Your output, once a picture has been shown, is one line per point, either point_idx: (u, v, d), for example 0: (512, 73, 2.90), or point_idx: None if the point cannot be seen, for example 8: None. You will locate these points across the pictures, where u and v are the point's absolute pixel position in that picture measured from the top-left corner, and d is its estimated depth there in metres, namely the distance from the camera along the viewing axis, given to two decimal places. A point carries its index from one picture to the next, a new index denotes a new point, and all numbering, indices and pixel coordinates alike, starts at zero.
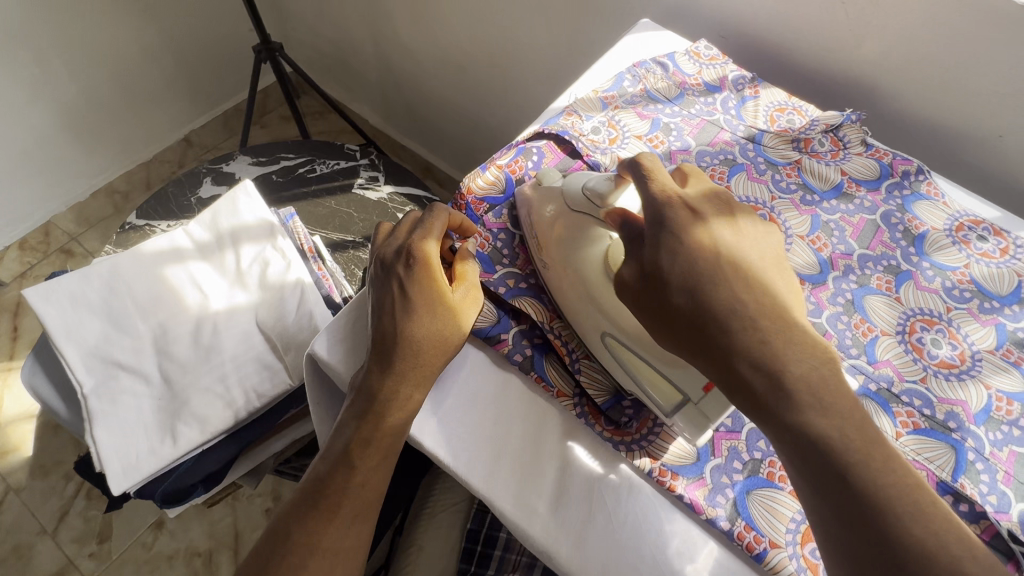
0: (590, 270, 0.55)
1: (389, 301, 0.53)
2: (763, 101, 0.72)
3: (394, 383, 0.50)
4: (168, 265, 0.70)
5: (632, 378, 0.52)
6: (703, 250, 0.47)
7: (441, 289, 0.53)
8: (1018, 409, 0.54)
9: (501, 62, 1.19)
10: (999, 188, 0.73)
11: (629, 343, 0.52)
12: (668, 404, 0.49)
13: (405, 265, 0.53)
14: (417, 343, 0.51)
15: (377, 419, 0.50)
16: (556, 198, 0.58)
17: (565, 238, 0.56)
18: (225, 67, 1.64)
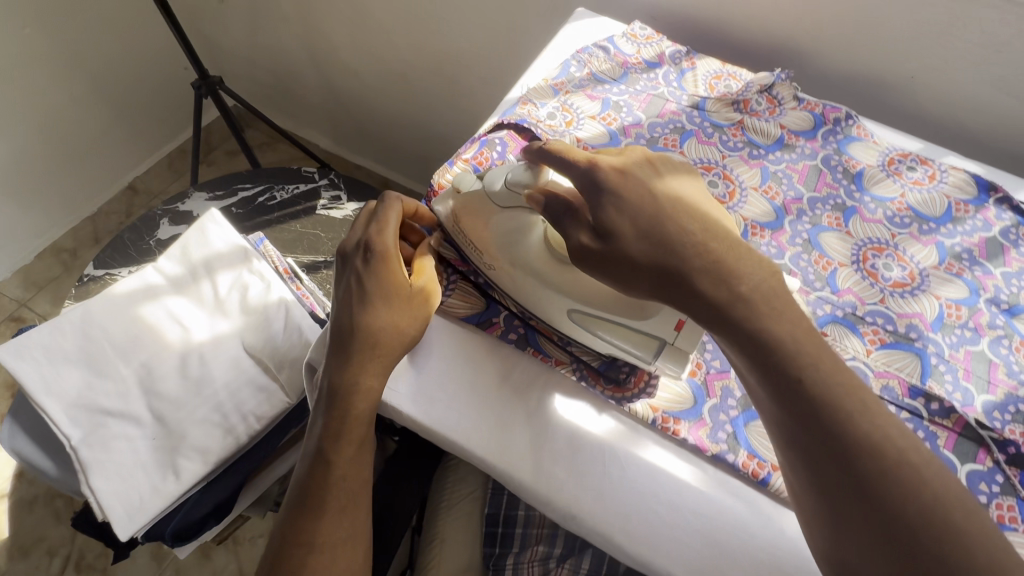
0: (533, 256, 0.55)
1: (349, 292, 0.53)
2: (700, 71, 0.77)
3: (354, 374, 0.50)
4: (142, 303, 0.69)
5: (610, 341, 0.53)
6: (644, 196, 0.47)
7: (399, 283, 0.53)
8: (966, 313, 0.60)
9: (446, 69, 1.22)
10: (918, 125, 0.80)
11: (595, 310, 0.53)
12: (649, 352, 0.52)
13: (363, 259, 0.53)
14: (375, 334, 0.51)
15: (344, 409, 0.50)
16: (483, 202, 0.57)
17: (503, 231, 0.56)
18: (163, 109, 1.60)
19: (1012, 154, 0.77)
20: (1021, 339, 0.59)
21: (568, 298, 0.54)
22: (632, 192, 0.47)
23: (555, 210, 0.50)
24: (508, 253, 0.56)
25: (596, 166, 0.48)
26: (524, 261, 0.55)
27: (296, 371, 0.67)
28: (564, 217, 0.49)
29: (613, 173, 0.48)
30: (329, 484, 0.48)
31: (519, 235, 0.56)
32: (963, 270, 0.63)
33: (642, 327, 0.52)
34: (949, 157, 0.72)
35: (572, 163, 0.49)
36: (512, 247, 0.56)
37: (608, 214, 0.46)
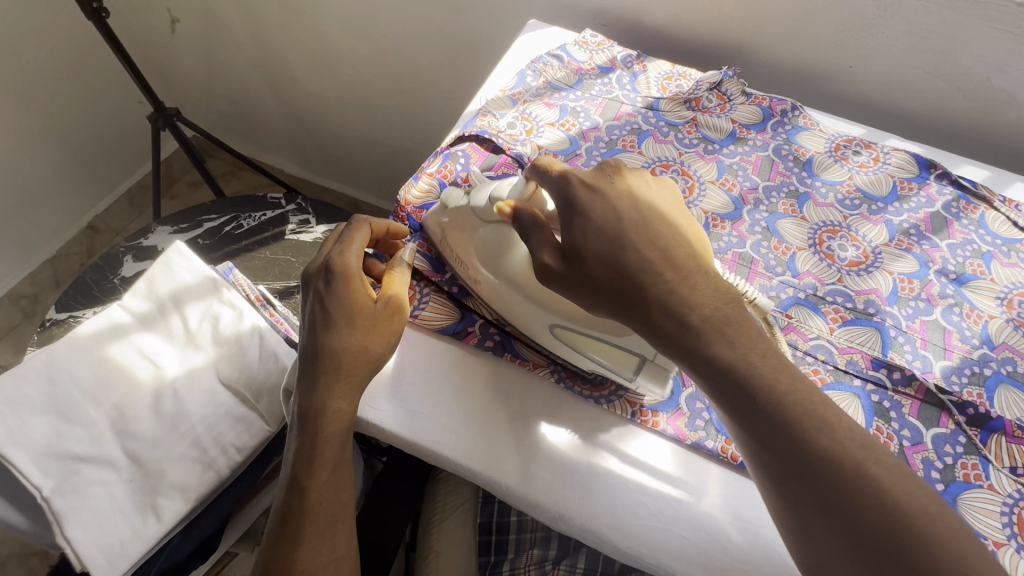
0: (518, 273, 0.56)
1: (313, 317, 0.52)
2: (652, 73, 0.80)
3: (321, 398, 0.49)
4: (110, 343, 0.68)
5: (595, 358, 0.53)
6: (608, 214, 0.48)
7: (361, 301, 0.52)
8: (918, 285, 0.63)
9: (407, 86, 1.23)
10: (859, 110, 0.84)
11: (578, 327, 0.54)
12: (630, 370, 0.52)
13: (325, 281, 0.52)
14: (339, 356, 0.50)
15: (314, 434, 0.49)
16: (470, 219, 0.58)
17: (488, 247, 0.57)
18: (119, 144, 1.56)
19: (949, 133, 0.81)
20: (970, 305, 0.63)
21: (550, 317, 0.55)
22: (600, 211, 0.48)
23: (525, 222, 0.51)
24: (493, 268, 0.56)
25: (564, 183, 0.50)
26: (510, 278, 0.56)
27: (274, 398, 0.67)
28: (532, 231, 0.51)
29: (581, 190, 0.49)
30: (304, 510, 0.47)
31: (504, 251, 0.57)
32: (912, 245, 0.67)
33: (621, 343, 0.53)
34: (891, 140, 0.77)
35: (547, 176, 0.52)
36: (496, 263, 0.56)
37: (572, 233, 0.48)
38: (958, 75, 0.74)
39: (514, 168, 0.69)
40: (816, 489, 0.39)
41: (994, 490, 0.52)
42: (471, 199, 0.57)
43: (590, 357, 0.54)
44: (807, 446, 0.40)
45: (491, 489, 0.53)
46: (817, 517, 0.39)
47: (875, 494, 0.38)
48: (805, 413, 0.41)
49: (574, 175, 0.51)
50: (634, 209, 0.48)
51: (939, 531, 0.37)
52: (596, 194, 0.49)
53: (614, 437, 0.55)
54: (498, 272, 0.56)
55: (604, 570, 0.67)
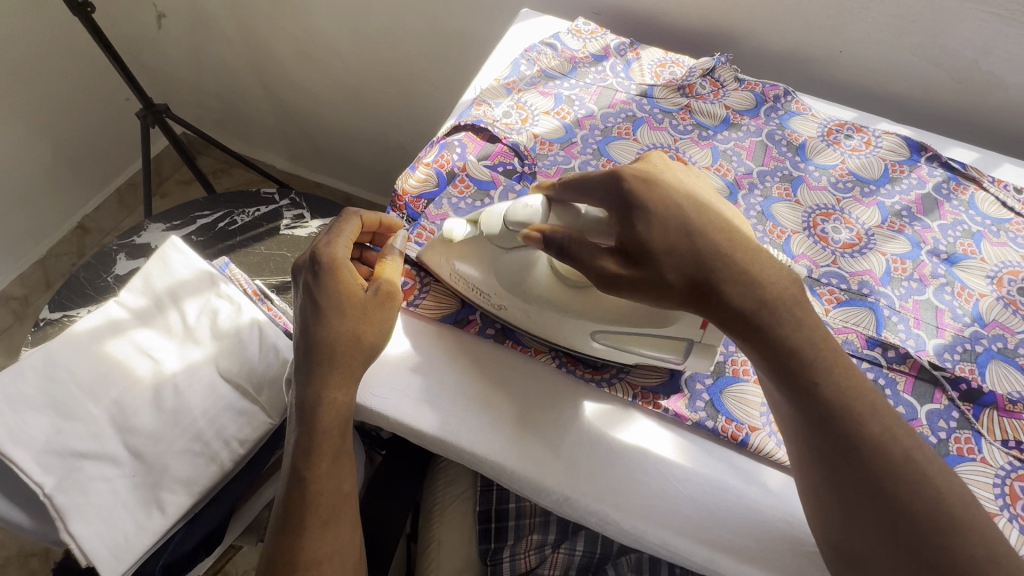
0: (544, 288, 0.55)
1: (303, 309, 0.51)
2: (645, 61, 0.80)
3: (315, 388, 0.49)
4: (107, 340, 0.67)
5: (635, 350, 0.54)
6: (670, 207, 0.46)
7: (350, 290, 0.51)
8: (911, 265, 0.65)
9: (399, 79, 1.22)
10: (849, 95, 0.85)
11: (611, 326, 0.53)
12: (680, 352, 0.53)
13: (313, 273, 0.52)
14: (330, 346, 0.49)
15: (311, 425, 0.48)
16: (484, 246, 0.55)
17: (505, 272, 0.55)
18: (106, 143, 1.54)
19: (938, 117, 0.82)
20: (961, 284, 0.64)
21: (589, 321, 0.54)
22: (659, 203, 0.47)
23: (559, 244, 0.49)
24: (518, 291, 0.55)
25: (618, 175, 0.48)
26: (536, 296, 0.55)
27: (275, 391, 0.66)
28: (576, 245, 0.48)
29: (638, 182, 0.47)
30: (305, 501, 0.47)
31: (527, 269, 0.55)
32: (904, 226, 0.68)
33: (666, 332, 0.53)
34: (881, 124, 0.77)
35: (597, 179, 0.49)
36: (521, 286, 0.55)
37: (635, 229, 0.46)
38: (946, 59, 0.75)
39: (511, 157, 0.69)
40: (864, 473, 0.43)
41: (987, 463, 0.53)
42: (483, 229, 0.54)
43: (630, 350, 0.54)
44: (862, 431, 0.43)
45: (495, 474, 0.54)
46: (862, 499, 0.42)
47: (896, 483, 0.42)
48: (861, 401, 0.44)
49: (624, 170, 0.49)
50: (692, 197, 0.48)
51: (976, 517, 0.41)
52: (654, 185, 0.47)
53: (615, 418, 0.56)
54: (524, 295, 0.55)
55: (603, 552, 0.66)
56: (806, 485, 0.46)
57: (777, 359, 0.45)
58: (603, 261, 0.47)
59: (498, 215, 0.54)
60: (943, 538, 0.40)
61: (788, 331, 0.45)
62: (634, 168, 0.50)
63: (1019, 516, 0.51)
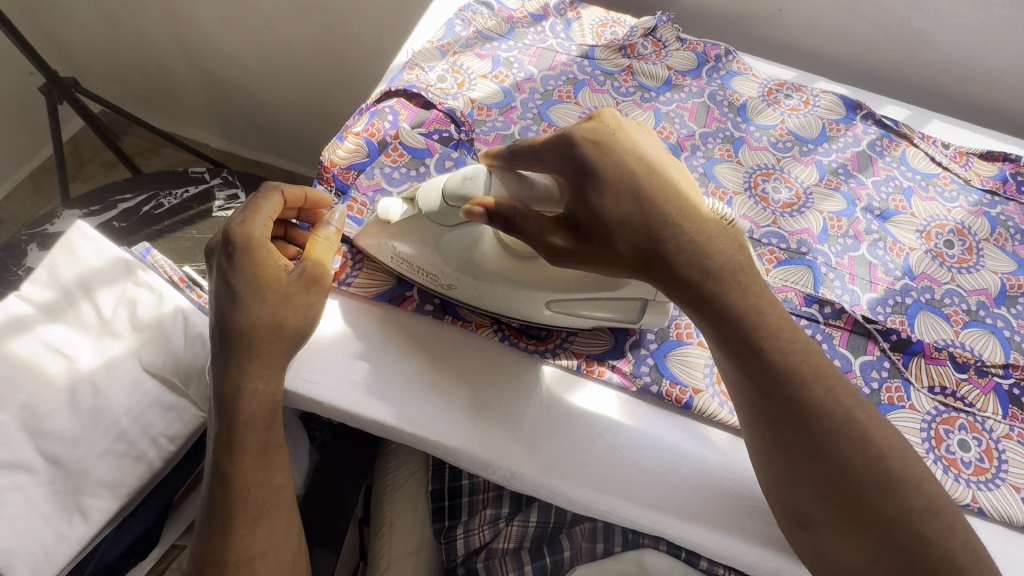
0: (492, 262, 0.53)
1: (218, 295, 0.48)
2: (586, 21, 0.78)
3: (235, 379, 0.45)
4: (10, 338, 0.61)
5: (591, 315, 0.54)
6: (622, 171, 0.45)
7: (270, 274, 0.47)
8: (846, 222, 0.66)
9: (334, 46, 1.15)
10: (788, 55, 0.85)
11: (570, 294, 0.52)
12: (633, 313, 0.54)
13: (228, 255, 0.48)
14: (249, 334, 0.46)
15: (232, 418, 0.45)
16: (420, 221, 0.52)
17: (448, 246, 0.53)
18: (10, 122, 1.39)
19: (872, 75, 0.84)
20: (893, 239, 0.65)
21: (543, 292, 0.52)
22: (608, 170, 0.45)
23: (506, 216, 0.46)
24: (464, 268, 0.53)
25: (570, 136, 0.46)
26: (484, 272, 0.53)
27: (204, 381, 0.63)
28: (522, 217, 0.46)
29: (589, 146, 0.46)
30: (231, 498, 0.44)
31: (471, 244, 0.53)
32: (840, 184, 0.69)
33: (621, 294, 0.52)
34: (819, 83, 0.78)
35: (548, 143, 0.47)
36: (469, 263, 0.53)
37: (587, 199, 0.45)
38: (880, 16, 0.76)
39: (447, 124, 0.66)
40: (805, 435, 0.44)
41: (915, 409, 0.56)
42: (420, 204, 0.51)
43: (584, 316, 0.54)
44: (788, 396, 0.43)
45: (441, 454, 0.52)
46: None
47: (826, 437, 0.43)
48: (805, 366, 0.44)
49: (575, 131, 0.47)
50: (644, 163, 0.46)
51: (905, 470, 0.42)
52: (604, 150, 0.46)
53: (560, 389, 0.55)
54: (474, 273, 0.53)
55: (557, 521, 0.65)
56: (757, 452, 0.46)
57: (728, 330, 0.45)
58: (551, 237, 0.46)
59: (435, 189, 0.50)
60: (880, 495, 0.42)
61: (733, 305, 0.45)
62: (585, 126, 0.47)
63: (943, 458, 0.53)
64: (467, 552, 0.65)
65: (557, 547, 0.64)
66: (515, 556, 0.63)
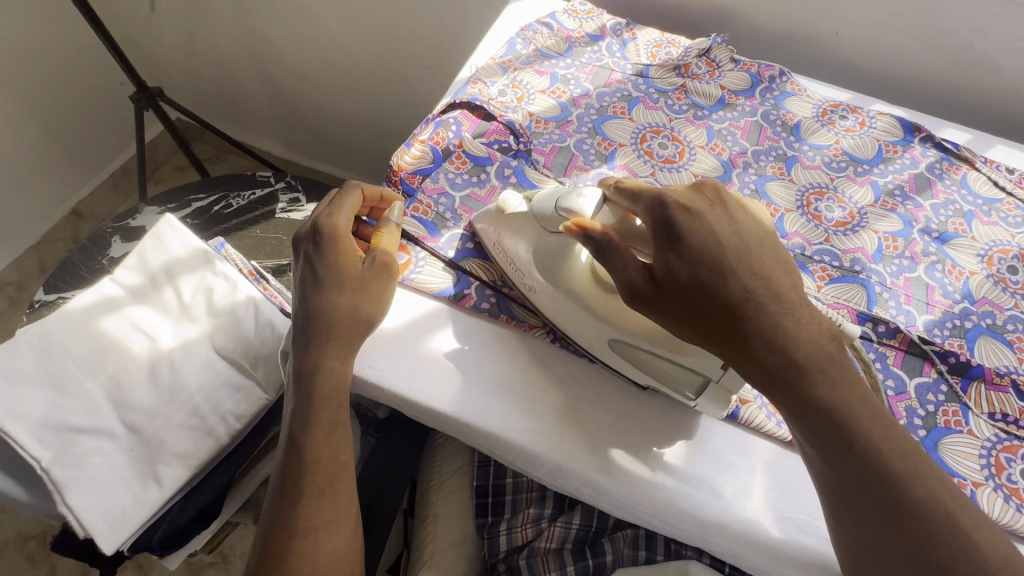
0: (577, 282, 0.55)
1: (304, 280, 0.52)
2: (642, 41, 0.80)
3: (314, 357, 0.49)
4: (102, 317, 0.67)
5: (652, 375, 0.53)
6: (709, 239, 0.46)
7: (350, 262, 0.52)
8: (902, 243, 0.65)
9: (395, 62, 1.22)
10: (845, 77, 0.85)
11: (637, 342, 0.53)
12: (693, 390, 0.52)
13: (314, 244, 0.53)
14: (328, 317, 0.50)
15: (309, 393, 0.49)
16: (531, 225, 0.56)
17: (545, 252, 0.55)
18: (99, 126, 1.53)
19: (931, 98, 0.83)
20: (952, 262, 0.64)
21: (609, 328, 0.53)
22: (698, 232, 0.46)
23: (598, 244, 0.49)
24: (553, 279, 0.55)
25: (662, 198, 0.47)
26: (568, 288, 0.55)
27: (271, 365, 0.67)
28: (612, 251, 0.48)
29: (681, 209, 0.47)
30: (303, 468, 0.47)
31: (565, 259, 0.55)
32: (896, 205, 0.68)
33: (686, 364, 0.51)
34: (876, 105, 0.78)
35: (640, 198, 0.49)
36: (555, 273, 0.55)
37: (667, 255, 0.46)
38: (940, 39, 0.76)
39: (506, 135, 0.69)
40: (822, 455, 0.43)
41: (973, 435, 0.54)
42: (534, 206, 0.55)
43: (650, 370, 0.53)
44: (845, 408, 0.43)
45: (491, 445, 0.55)
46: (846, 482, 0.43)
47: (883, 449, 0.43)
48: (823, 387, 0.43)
49: (672, 194, 0.48)
50: (737, 235, 0.47)
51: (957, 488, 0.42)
52: (695, 215, 0.46)
53: (609, 392, 0.57)
54: (555, 282, 0.55)
55: (599, 526, 0.65)
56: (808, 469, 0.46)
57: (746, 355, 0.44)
58: (629, 278, 0.47)
59: (551, 199, 0.54)
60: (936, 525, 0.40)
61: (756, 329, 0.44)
62: (681, 190, 0.48)
63: (1003, 486, 0.52)
64: (509, 549, 0.67)
65: (599, 550, 0.65)
66: (557, 556, 0.65)
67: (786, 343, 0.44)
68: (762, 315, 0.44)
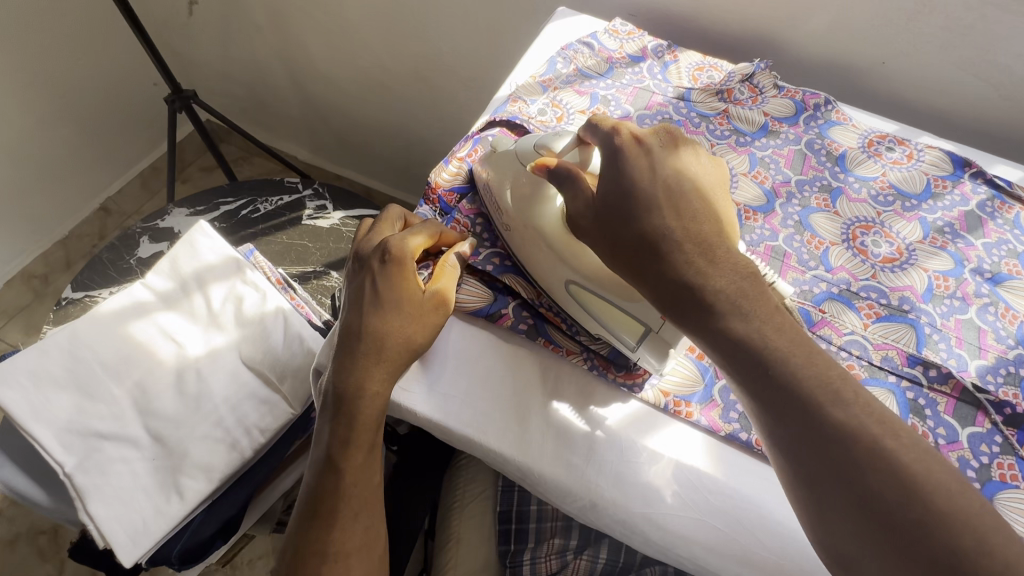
0: (547, 224, 0.56)
1: (361, 295, 0.52)
2: (683, 64, 0.79)
3: (359, 380, 0.48)
4: (131, 321, 0.67)
5: (599, 317, 0.54)
6: (644, 171, 0.48)
7: (411, 289, 0.52)
8: (953, 283, 0.63)
9: (427, 74, 1.22)
10: (890, 107, 0.83)
11: (592, 284, 0.54)
12: (634, 338, 0.52)
13: (381, 262, 0.52)
14: (383, 341, 0.50)
15: (351, 416, 0.48)
16: (512, 166, 0.59)
17: (523, 194, 0.57)
18: (132, 126, 1.55)
19: (983, 132, 0.80)
20: (1006, 305, 0.62)
21: (565, 268, 0.55)
22: (638, 165, 0.48)
23: (557, 176, 0.51)
24: (523, 215, 0.57)
25: (614, 133, 0.50)
26: (535, 227, 0.56)
27: (298, 379, 0.66)
28: (565, 181, 0.51)
29: (629, 141, 0.49)
30: (339, 492, 0.47)
31: (541, 201, 0.56)
32: (946, 243, 0.66)
33: (628, 309, 0.52)
34: (924, 138, 0.76)
35: (596, 130, 0.51)
36: (527, 211, 0.56)
37: (605, 183, 0.49)
38: (995, 74, 0.74)
39: None
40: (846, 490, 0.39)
41: None
42: (518, 143, 0.58)
43: (595, 315, 0.54)
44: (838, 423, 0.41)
45: (521, 475, 0.53)
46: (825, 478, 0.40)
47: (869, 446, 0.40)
48: (880, 451, 0.39)
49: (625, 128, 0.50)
50: (680, 178, 0.48)
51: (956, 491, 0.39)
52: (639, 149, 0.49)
53: (648, 426, 0.54)
54: (527, 222, 0.56)
55: (626, 562, 0.63)
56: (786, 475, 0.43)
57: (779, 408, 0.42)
58: (571, 201, 0.50)
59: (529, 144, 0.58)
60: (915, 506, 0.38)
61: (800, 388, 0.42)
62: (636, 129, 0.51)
63: None
64: None
65: None
66: None
67: (817, 389, 0.42)
68: (811, 360, 0.43)
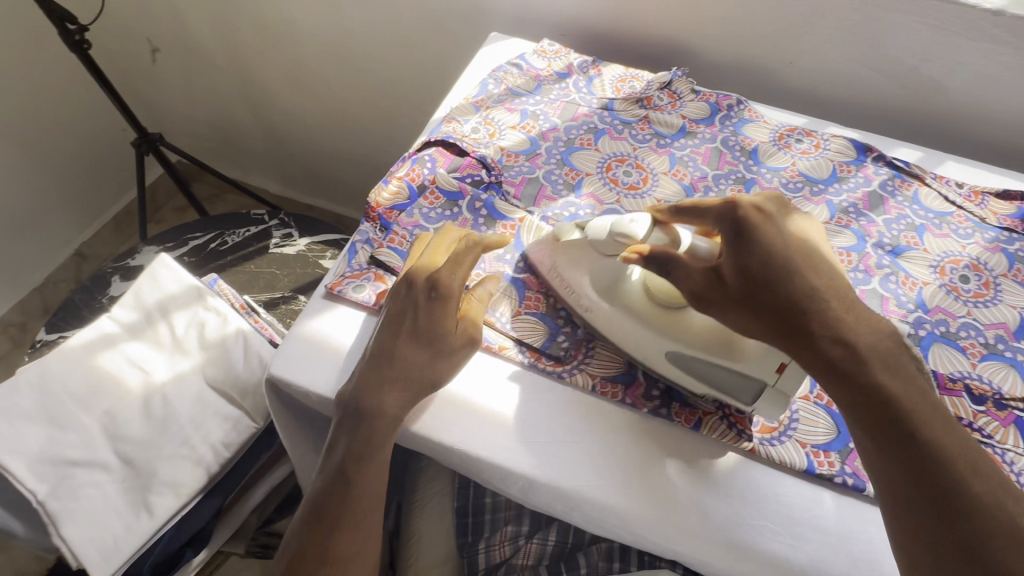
0: (635, 301, 0.58)
1: (403, 323, 0.56)
2: (607, 76, 0.86)
3: (382, 399, 0.53)
4: (99, 353, 0.71)
5: (706, 380, 0.55)
6: (776, 239, 0.50)
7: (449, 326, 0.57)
8: (856, 257, 0.68)
9: (382, 102, 1.28)
10: (801, 102, 0.90)
11: (694, 353, 0.55)
12: (748, 395, 0.54)
13: (428, 295, 0.57)
14: (410, 368, 0.55)
15: (368, 433, 0.53)
16: (588, 251, 0.60)
17: (600, 274, 0.60)
18: (103, 171, 1.60)
19: (885, 119, 0.87)
20: (906, 274, 0.68)
21: (666, 340, 0.56)
22: (768, 233, 0.50)
23: (661, 260, 0.52)
24: (609, 298, 0.59)
25: (732, 205, 0.52)
26: (626, 306, 0.58)
27: (259, 395, 0.70)
28: (676, 263, 0.52)
29: (754, 212, 0.51)
30: (347, 503, 0.52)
31: (617, 279, 0.60)
32: (850, 222, 0.72)
33: (743, 369, 0.53)
34: (830, 128, 0.82)
35: (709, 210, 0.53)
36: (614, 293, 0.59)
37: (735, 252, 0.50)
38: (887, 66, 0.81)
39: (478, 169, 0.73)
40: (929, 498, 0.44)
41: None
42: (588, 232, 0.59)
43: (702, 377, 0.55)
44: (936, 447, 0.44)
45: (467, 464, 0.57)
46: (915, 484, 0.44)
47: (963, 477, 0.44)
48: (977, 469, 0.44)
49: (740, 202, 0.52)
50: (800, 240, 0.51)
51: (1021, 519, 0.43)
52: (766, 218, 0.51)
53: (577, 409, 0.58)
54: (613, 298, 0.59)
55: (575, 541, 0.67)
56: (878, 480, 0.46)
57: (877, 412, 0.46)
58: (690, 279, 0.51)
59: (602, 225, 0.58)
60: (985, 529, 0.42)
61: (893, 397, 0.46)
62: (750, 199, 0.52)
63: None
64: (488, 567, 0.69)
65: (573, 565, 0.66)
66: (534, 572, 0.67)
67: (916, 402, 0.46)
68: (903, 379, 0.47)
